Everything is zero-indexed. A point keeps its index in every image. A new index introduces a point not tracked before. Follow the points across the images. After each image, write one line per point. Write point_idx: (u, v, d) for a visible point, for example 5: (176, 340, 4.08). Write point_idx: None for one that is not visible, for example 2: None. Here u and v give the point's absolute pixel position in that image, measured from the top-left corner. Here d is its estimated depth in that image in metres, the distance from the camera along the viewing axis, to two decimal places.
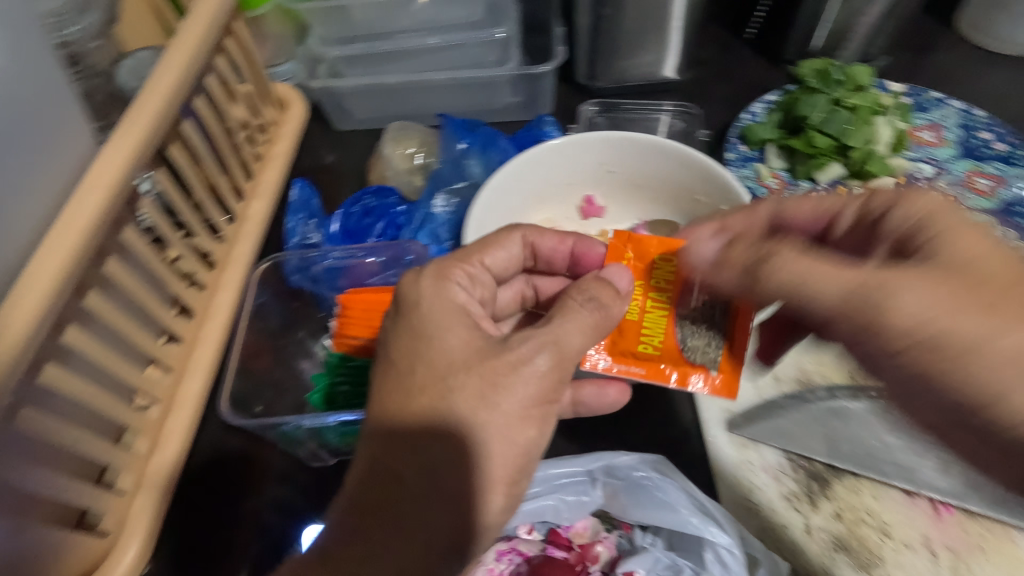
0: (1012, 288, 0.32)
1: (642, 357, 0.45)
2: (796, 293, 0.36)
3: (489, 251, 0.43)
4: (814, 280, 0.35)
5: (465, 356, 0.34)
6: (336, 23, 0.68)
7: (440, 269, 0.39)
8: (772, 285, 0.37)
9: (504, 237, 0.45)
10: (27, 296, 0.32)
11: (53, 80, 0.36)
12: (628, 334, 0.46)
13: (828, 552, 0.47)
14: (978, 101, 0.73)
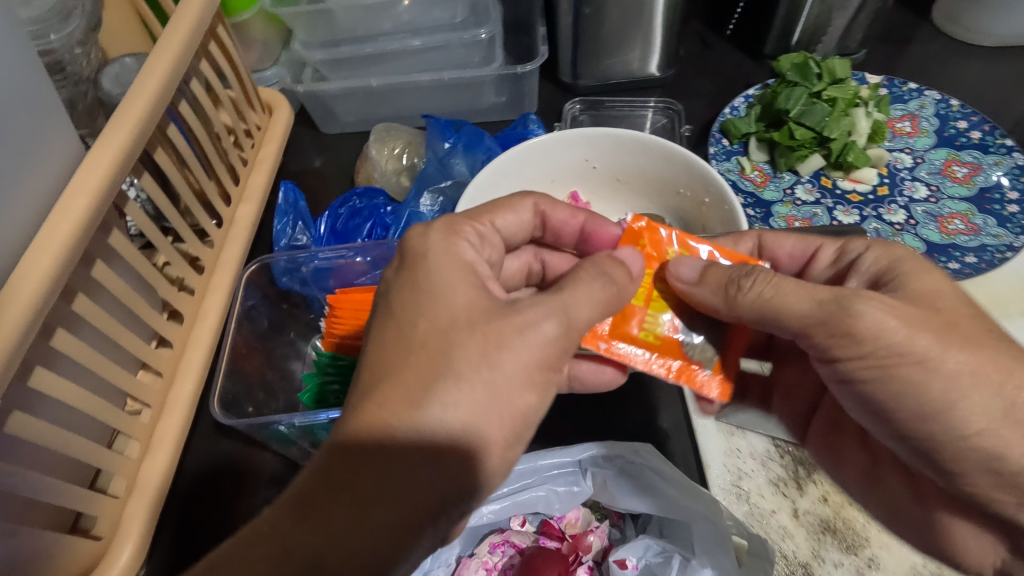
0: (961, 320, 0.35)
1: (643, 343, 0.39)
2: (769, 311, 0.36)
3: (500, 212, 0.41)
4: (784, 299, 0.35)
5: (469, 313, 0.32)
6: (320, 26, 0.66)
7: (450, 224, 0.37)
8: (749, 304, 0.36)
9: (516, 203, 0.43)
10: (15, 300, 0.32)
11: (38, 87, 0.36)
12: (629, 319, 0.39)
13: (816, 535, 0.48)
14: (954, 91, 0.74)
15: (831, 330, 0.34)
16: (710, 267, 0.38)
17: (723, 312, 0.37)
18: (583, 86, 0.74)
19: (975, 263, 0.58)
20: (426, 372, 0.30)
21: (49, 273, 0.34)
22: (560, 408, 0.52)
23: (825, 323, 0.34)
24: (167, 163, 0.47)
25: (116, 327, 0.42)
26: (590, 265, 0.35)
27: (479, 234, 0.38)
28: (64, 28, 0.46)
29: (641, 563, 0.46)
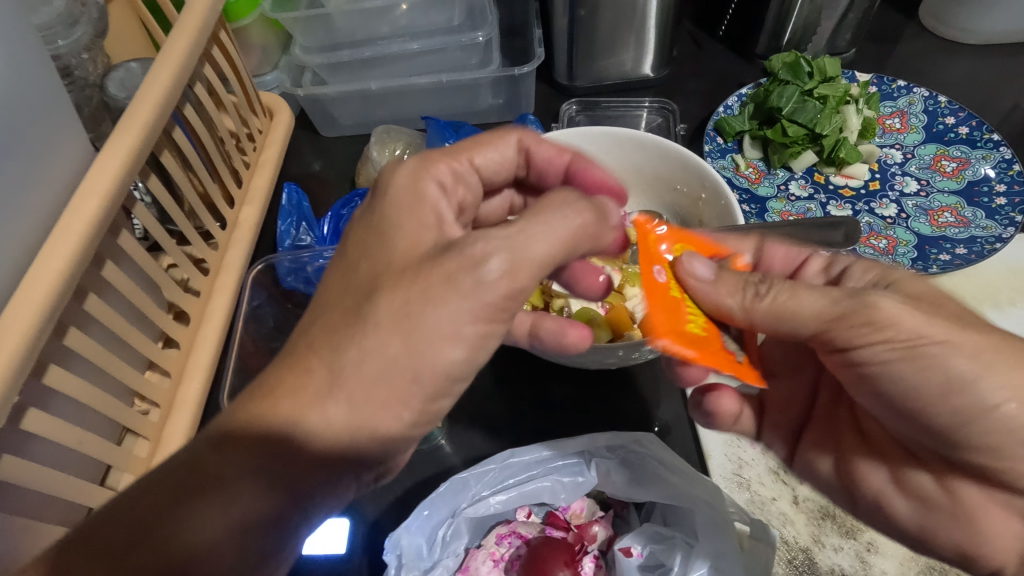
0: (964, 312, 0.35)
1: (691, 336, 0.36)
2: (780, 317, 0.36)
3: (479, 149, 0.41)
4: (794, 302, 0.36)
5: (406, 259, 0.30)
6: (318, 30, 0.68)
7: (421, 162, 0.36)
8: (765, 309, 0.37)
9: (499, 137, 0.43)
10: (29, 299, 0.33)
11: (50, 90, 0.37)
12: (676, 315, 0.37)
13: (815, 520, 0.49)
14: (941, 88, 0.76)
15: (854, 323, 0.35)
16: (722, 270, 0.39)
17: (739, 313, 0.37)
18: (579, 87, 0.75)
19: (965, 253, 0.58)
20: (372, 334, 0.28)
21: (61, 271, 0.34)
22: (564, 403, 0.53)
23: (846, 316, 0.35)
24: (173, 166, 0.48)
25: (125, 326, 0.42)
26: (556, 197, 0.33)
27: (455, 171, 0.38)
28: (71, 34, 0.47)
29: (647, 550, 0.48)
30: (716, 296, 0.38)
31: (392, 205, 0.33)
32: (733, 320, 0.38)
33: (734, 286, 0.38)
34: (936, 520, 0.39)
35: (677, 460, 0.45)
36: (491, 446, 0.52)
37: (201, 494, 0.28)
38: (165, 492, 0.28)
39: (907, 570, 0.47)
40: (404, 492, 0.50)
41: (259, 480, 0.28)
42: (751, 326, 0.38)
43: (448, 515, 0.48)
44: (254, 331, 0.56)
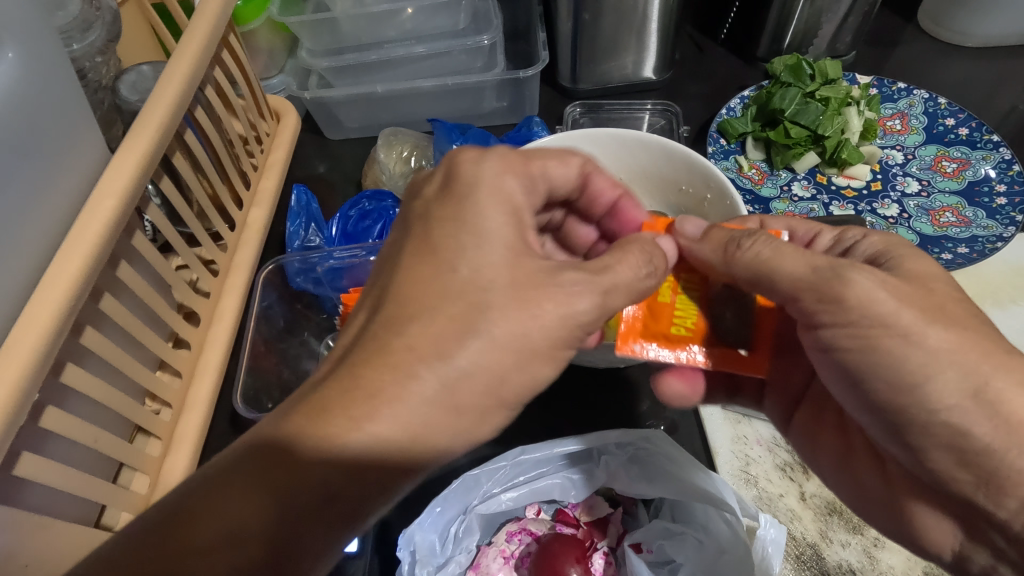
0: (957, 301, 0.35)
1: (672, 335, 0.40)
2: (763, 272, 0.37)
3: (551, 162, 0.41)
4: (777, 263, 0.36)
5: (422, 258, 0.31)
6: (325, 34, 0.68)
7: (504, 160, 0.37)
8: (744, 262, 0.38)
9: (570, 156, 0.43)
10: (50, 297, 0.33)
11: (68, 91, 0.37)
12: (661, 316, 0.41)
13: (823, 517, 0.49)
14: (941, 90, 0.77)
15: (815, 295, 0.35)
16: (714, 228, 0.41)
17: (720, 266, 0.39)
18: (583, 90, 0.76)
19: (966, 252, 0.59)
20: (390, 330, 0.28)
21: (79, 271, 0.35)
22: (572, 402, 0.53)
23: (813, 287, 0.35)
24: (185, 167, 0.49)
25: (139, 326, 0.43)
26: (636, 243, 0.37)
27: (528, 174, 0.38)
28: (86, 38, 0.48)
29: (655, 546, 0.48)
30: (699, 255, 0.40)
31: (421, 217, 0.35)
32: (716, 271, 0.40)
33: (718, 241, 0.39)
34: (905, 510, 0.40)
35: (689, 459, 0.45)
36: (500, 444, 0.52)
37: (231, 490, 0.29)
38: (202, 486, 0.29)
39: (914, 565, 0.47)
40: (414, 491, 0.51)
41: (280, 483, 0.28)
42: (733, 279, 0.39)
43: (459, 513, 0.48)
44: (264, 331, 0.57)
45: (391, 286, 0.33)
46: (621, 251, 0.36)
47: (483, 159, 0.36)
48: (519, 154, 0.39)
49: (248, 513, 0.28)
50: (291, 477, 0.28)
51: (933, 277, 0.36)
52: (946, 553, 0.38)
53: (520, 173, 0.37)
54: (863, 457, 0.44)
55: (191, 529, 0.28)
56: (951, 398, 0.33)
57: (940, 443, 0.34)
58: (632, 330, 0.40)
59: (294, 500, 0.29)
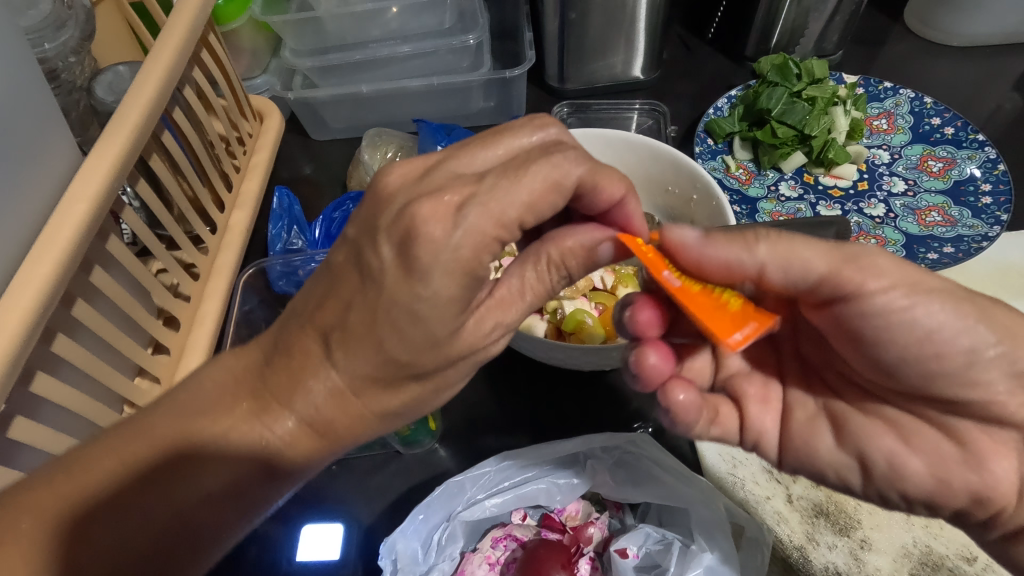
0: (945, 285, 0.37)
1: (742, 310, 0.33)
2: (788, 255, 0.35)
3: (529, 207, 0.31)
4: (800, 250, 0.35)
5: None
6: (309, 34, 0.67)
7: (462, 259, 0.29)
8: (772, 251, 0.35)
9: (561, 176, 0.31)
10: (17, 304, 0.32)
11: (37, 92, 0.37)
12: (708, 308, 0.33)
13: (809, 518, 0.49)
14: (927, 89, 0.77)
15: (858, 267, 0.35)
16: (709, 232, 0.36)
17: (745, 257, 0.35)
18: (571, 90, 0.76)
19: (952, 252, 0.59)
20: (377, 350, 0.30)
21: (48, 277, 0.34)
22: (557, 407, 0.53)
23: (851, 260, 0.35)
24: (163, 169, 0.48)
25: (114, 332, 0.42)
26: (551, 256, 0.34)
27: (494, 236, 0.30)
28: (58, 37, 0.47)
29: (642, 551, 0.47)
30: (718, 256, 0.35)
31: None
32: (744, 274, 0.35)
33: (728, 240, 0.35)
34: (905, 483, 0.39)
35: (666, 455, 0.46)
36: (487, 447, 0.52)
37: (195, 460, 0.31)
38: (172, 456, 0.31)
39: (900, 566, 0.47)
40: (400, 495, 0.50)
41: (230, 457, 0.31)
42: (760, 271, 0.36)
43: (443, 520, 0.48)
44: (246, 336, 0.56)
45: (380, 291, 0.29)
46: (532, 266, 0.34)
47: (455, 227, 0.28)
48: (484, 199, 0.29)
49: (173, 498, 0.30)
50: (190, 486, 0.30)
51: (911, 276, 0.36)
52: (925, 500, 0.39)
53: (487, 241, 0.29)
54: None
55: (164, 479, 0.30)
56: (992, 344, 0.35)
57: (1001, 380, 0.36)
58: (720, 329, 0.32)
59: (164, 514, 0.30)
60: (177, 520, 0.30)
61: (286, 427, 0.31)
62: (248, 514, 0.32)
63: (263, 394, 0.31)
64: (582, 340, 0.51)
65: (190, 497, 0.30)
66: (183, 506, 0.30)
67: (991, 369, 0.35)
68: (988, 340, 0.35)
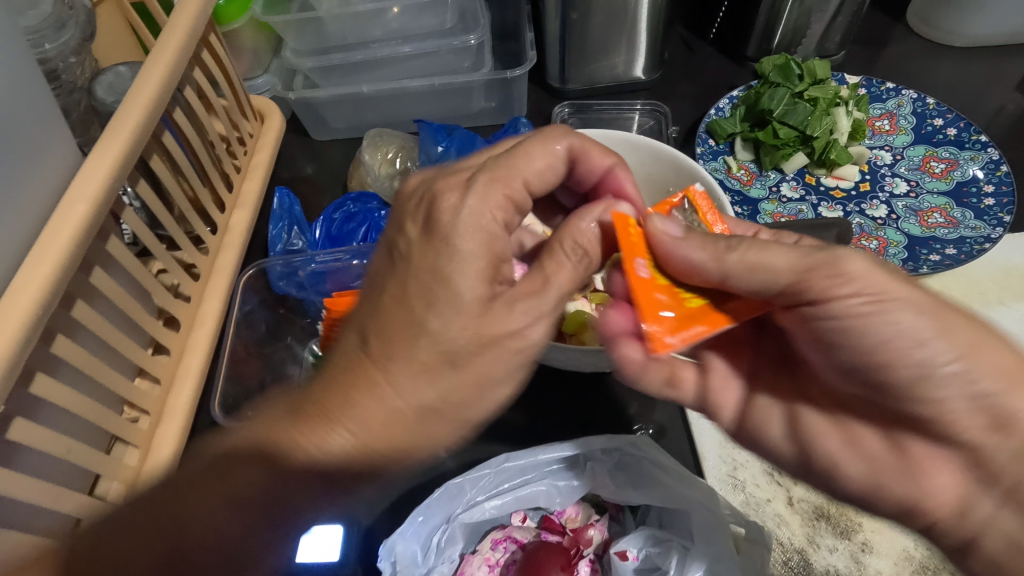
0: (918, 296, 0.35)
1: (691, 313, 0.35)
2: (751, 265, 0.35)
3: (529, 163, 0.38)
4: (763, 259, 0.35)
5: None
6: (309, 34, 0.67)
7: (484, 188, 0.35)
8: (738, 261, 0.35)
9: (553, 144, 0.39)
10: (16, 306, 0.32)
11: (37, 93, 0.37)
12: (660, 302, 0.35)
13: (810, 521, 0.49)
14: (929, 90, 0.77)
15: (823, 274, 0.34)
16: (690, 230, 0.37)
17: (710, 264, 0.35)
18: (572, 90, 0.75)
19: (954, 254, 0.59)
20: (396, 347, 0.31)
21: (48, 278, 0.34)
22: (557, 408, 0.53)
23: (816, 269, 0.35)
24: (163, 170, 0.47)
25: (114, 333, 0.42)
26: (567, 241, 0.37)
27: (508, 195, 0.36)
28: (58, 38, 0.47)
29: (642, 554, 0.48)
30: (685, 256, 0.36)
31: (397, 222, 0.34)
32: (706, 278, 0.36)
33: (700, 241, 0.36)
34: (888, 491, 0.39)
35: (665, 456, 0.46)
36: (487, 447, 0.52)
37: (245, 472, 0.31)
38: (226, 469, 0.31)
39: (901, 570, 0.47)
40: (399, 496, 0.50)
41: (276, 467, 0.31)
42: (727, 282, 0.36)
43: (443, 521, 0.48)
44: (246, 336, 0.56)
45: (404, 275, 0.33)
46: (553, 253, 0.36)
47: (467, 192, 0.35)
48: (491, 170, 0.37)
49: (227, 510, 0.30)
50: (241, 499, 0.31)
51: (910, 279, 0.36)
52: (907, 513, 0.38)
53: (500, 200, 0.36)
54: None
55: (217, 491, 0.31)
56: (950, 360, 0.34)
57: None
58: (654, 323, 0.34)
59: (235, 519, 0.31)
60: (232, 532, 0.31)
61: (339, 442, 0.30)
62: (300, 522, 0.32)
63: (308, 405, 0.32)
64: (583, 342, 0.51)
65: (241, 508, 0.31)
66: (235, 517, 0.31)
67: (943, 386, 0.34)
68: (945, 355, 0.34)
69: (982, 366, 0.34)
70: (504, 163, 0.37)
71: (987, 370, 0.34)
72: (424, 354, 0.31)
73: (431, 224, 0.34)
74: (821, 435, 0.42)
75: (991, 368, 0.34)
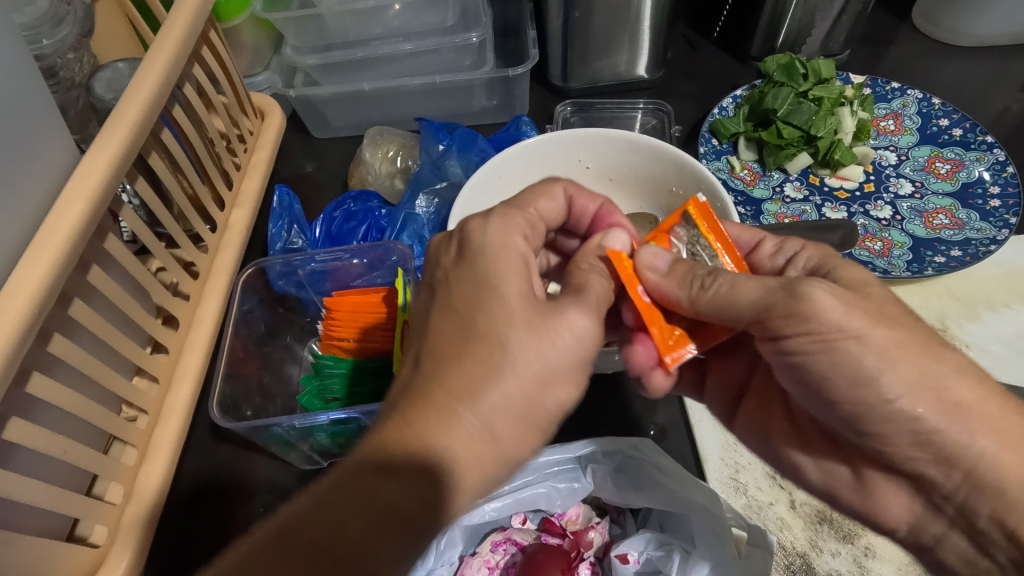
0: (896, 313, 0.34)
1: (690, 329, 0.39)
2: (716, 305, 0.35)
3: (531, 202, 0.41)
4: (729, 297, 0.35)
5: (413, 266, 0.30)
6: (310, 31, 0.67)
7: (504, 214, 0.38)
8: (708, 300, 0.35)
9: (547, 188, 0.42)
10: (12, 306, 0.32)
11: (33, 90, 0.36)
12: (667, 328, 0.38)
13: (813, 526, 0.49)
14: (934, 90, 0.76)
15: (780, 315, 0.34)
16: (677, 261, 0.37)
17: (685, 305, 0.36)
18: (574, 89, 0.75)
19: (960, 256, 0.58)
20: None
21: (44, 277, 0.33)
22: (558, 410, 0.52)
23: (774, 307, 0.34)
24: (162, 168, 0.47)
25: (111, 332, 0.41)
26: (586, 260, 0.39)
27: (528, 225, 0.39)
28: (56, 34, 0.47)
29: (643, 557, 0.47)
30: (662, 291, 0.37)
31: None
32: (681, 309, 0.37)
33: (678, 279, 0.36)
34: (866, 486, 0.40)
35: (668, 464, 0.45)
36: None
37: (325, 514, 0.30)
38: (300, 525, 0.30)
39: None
40: None
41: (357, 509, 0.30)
42: (698, 316, 0.37)
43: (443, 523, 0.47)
44: (245, 336, 0.56)
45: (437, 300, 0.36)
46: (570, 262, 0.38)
47: (488, 218, 0.37)
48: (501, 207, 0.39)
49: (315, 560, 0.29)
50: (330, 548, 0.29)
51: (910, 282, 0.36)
52: (901, 527, 0.39)
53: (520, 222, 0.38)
54: (822, 447, 0.42)
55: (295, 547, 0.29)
56: (894, 399, 0.33)
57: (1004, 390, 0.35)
58: (671, 347, 0.37)
59: (359, 551, 0.29)
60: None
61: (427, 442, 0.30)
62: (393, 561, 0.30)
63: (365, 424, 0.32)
64: None
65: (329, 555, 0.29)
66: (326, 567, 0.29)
67: (885, 422, 0.35)
68: (888, 395, 0.33)
69: (924, 406, 0.33)
70: (516, 200, 0.41)
71: (931, 405, 0.33)
72: (456, 366, 0.32)
73: (463, 253, 0.36)
74: (795, 450, 0.44)
75: (934, 407, 0.33)
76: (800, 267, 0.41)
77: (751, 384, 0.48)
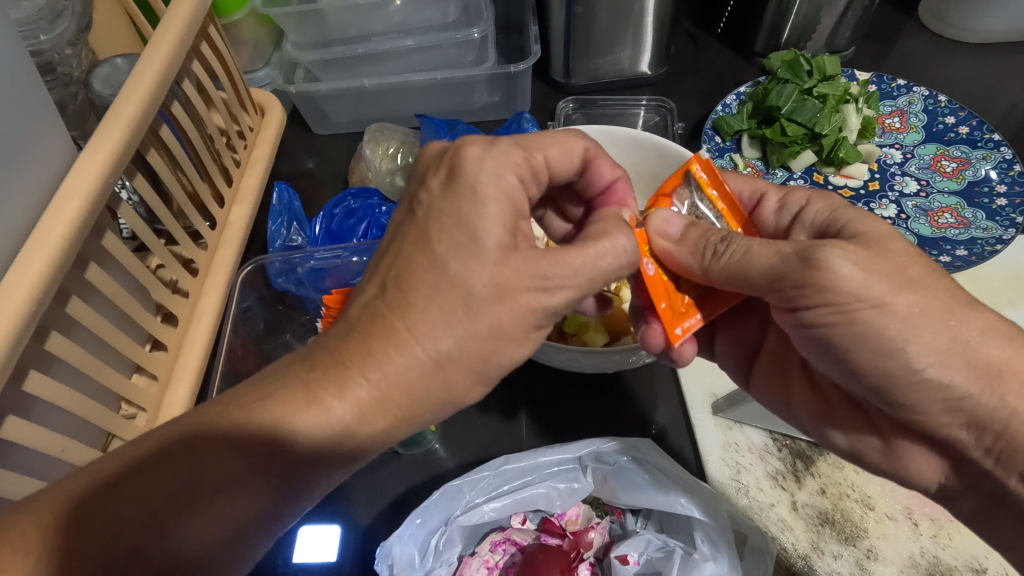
0: (925, 300, 0.34)
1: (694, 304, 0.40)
2: (734, 271, 0.36)
3: (549, 144, 0.39)
4: (749, 260, 0.36)
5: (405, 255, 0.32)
6: (310, 27, 0.66)
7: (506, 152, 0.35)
8: (721, 269, 0.36)
9: (569, 141, 0.40)
10: (8, 303, 0.32)
11: (30, 87, 0.36)
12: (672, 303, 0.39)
13: (814, 527, 0.48)
14: (939, 87, 0.75)
15: (792, 285, 0.35)
16: (691, 226, 0.38)
17: (698, 274, 0.37)
18: (576, 85, 0.74)
19: (966, 255, 0.57)
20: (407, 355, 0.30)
21: (41, 274, 0.33)
22: (559, 408, 0.52)
23: (785, 278, 0.35)
24: (161, 164, 0.47)
25: (110, 330, 0.41)
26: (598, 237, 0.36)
27: (527, 164, 0.36)
28: (53, 29, 0.46)
29: (643, 558, 0.47)
30: (680, 258, 0.37)
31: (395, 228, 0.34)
32: (692, 276, 0.38)
33: (693, 245, 0.37)
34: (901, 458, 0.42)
35: (674, 467, 0.45)
36: (488, 446, 0.51)
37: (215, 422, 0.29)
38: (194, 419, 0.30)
39: None
40: (399, 497, 0.50)
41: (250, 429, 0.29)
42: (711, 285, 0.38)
43: (441, 524, 0.47)
44: (244, 334, 0.56)
45: (398, 256, 0.33)
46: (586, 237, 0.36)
47: (488, 149, 0.34)
48: (518, 139, 0.37)
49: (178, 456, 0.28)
50: (202, 455, 0.29)
51: (919, 279, 0.35)
52: (932, 486, 0.41)
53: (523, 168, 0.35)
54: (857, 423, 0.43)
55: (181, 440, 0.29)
56: (925, 365, 0.35)
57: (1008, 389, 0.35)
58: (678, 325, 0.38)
59: (216, 474, 0.28)
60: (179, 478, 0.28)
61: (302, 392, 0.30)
62: (244, 499, 0.29)
63: (316, 356, 0.31)
64: (584, 342, 0.51)
65: (202, 460, 0.28)
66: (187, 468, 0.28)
67: (918, 388, 0.36)
68: (919, 361, 0.35)
69: (957, 367, 0.35)
70: (526, 141, 0.38)
71: (959, 371, 0.35)
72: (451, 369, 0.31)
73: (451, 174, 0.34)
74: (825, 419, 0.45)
75: (966, 371, 0.35)
76: (809, 223, 0.41)
77: (764, 349, 0.49)
